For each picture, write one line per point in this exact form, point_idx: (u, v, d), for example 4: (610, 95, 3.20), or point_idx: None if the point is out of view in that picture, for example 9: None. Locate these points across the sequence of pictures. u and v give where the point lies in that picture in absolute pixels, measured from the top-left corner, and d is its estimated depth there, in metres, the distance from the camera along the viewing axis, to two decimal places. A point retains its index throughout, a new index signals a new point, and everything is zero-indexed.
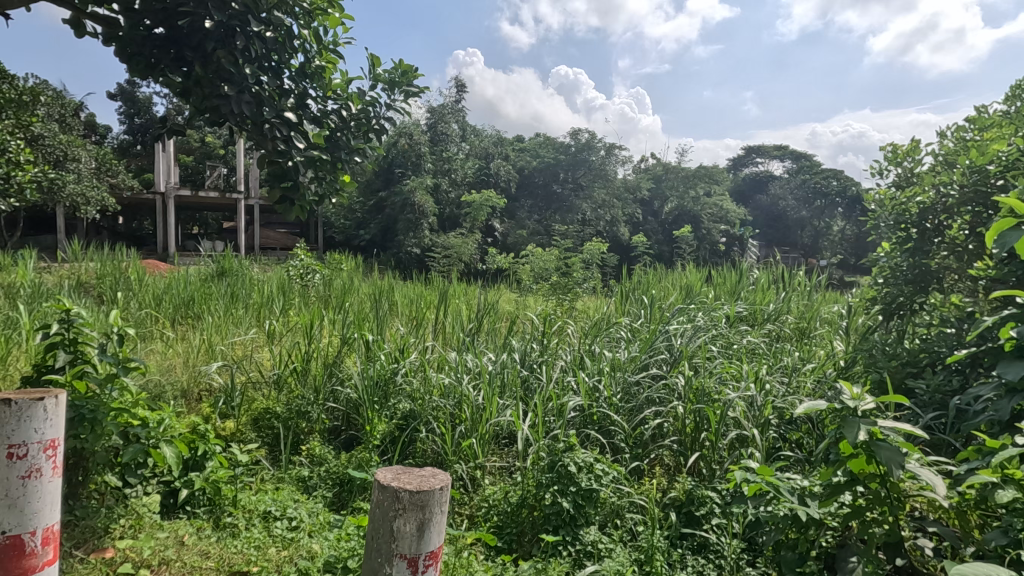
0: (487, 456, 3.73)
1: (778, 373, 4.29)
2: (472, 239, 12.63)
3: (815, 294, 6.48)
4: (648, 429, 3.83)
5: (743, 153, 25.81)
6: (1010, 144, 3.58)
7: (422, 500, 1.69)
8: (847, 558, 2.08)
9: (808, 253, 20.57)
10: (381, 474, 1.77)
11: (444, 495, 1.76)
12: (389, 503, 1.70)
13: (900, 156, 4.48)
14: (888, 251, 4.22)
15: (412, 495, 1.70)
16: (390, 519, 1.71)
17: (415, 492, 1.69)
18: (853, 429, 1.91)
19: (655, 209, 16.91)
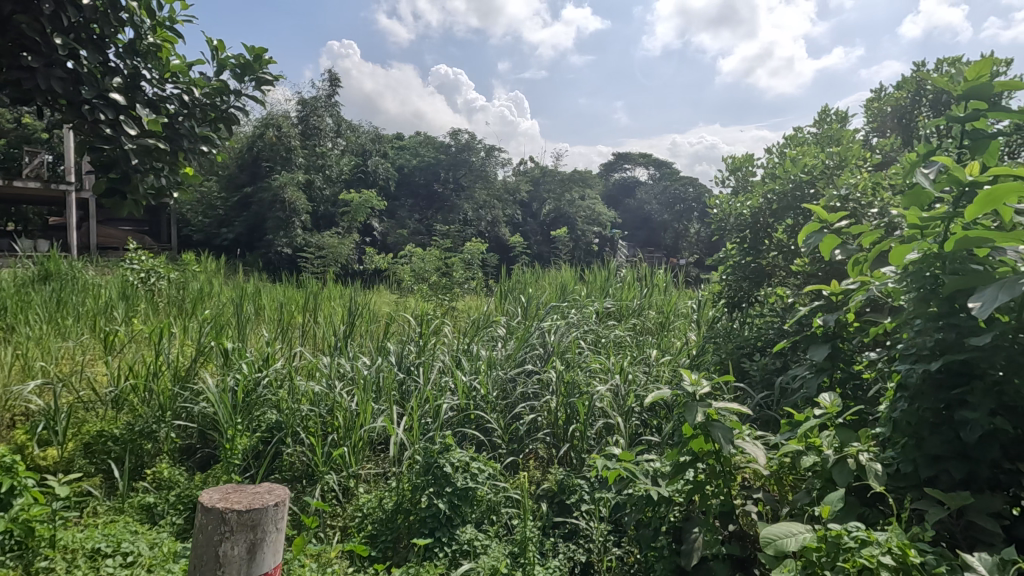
0: (360, 464, 3.58)
1: (640, 364, 4.63)
2: (349, 238, 12.11)
3: (672, 290, 7.10)
4: (523, 425, 3.94)
5: (613, 160, 27.61)
6: (818, 158, 4.19)
7: (252, 519, 1.68)
8: (691, 529, 2.28)
9: (671, 253, 22.51)
10: (207, 497, 1.74)
11: (279, 511, 1.77)
12: (214, 526, 1.66)
13: (738, 165, 5.05)
14: (729, 250, 4.74)
15: (241, 515, 1.68)
16: (215, 543, 1.67)
17: (243, 511, 1.67)
18: (692, 412, 2.12)
19: (534, 210, 17.46)
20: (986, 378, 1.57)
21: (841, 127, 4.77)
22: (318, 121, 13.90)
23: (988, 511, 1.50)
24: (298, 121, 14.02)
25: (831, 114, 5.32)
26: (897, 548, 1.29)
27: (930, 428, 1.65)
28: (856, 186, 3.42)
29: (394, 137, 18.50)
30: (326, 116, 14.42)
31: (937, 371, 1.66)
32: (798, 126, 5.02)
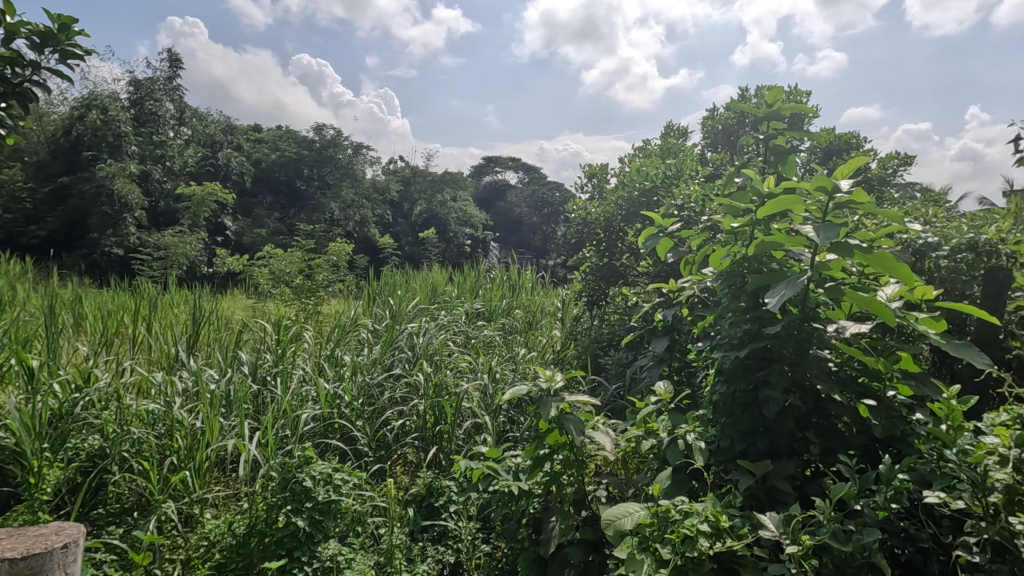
0: (206, 487, 3.24)
1: (507, 363, 4.75)
2: (195, 236, 10.89)
3: (539, 290, 7.39)
4: (390, 430, 3.83)
5: (484, 164, 28.11)
6: (660, 169, 4.64)
7: (31, 567, 1.61)
8: (549, 518, 2.39)
9: (539, 254, 23.49)
10: None
11: (66, 554, 1.71)
12: None
13: (593, 173, 5.42)
14: (587, 252, 5.06)
15: (15, 564, 1.60)
16: None
17: (18, 559, 1.60)
18: (547, 407, 2.23)
19: (405, 210, 17.15)
20: (783, 362, 1.84)
21: (680, 142, 5.32)
22: (154, 108, 12.56)
23: (784, 475, 1.75)
24: (129, 104, 12.34)
25: (673, 129, 5.90)
26: (712, 516, 1.46)
27: (741, 407, 1.90)
28: (691, 194, 3.82)
29: (249, 129, 17.08)
30: (166, 100, 12.87)
31: (745, 357, 1.91)
32: (645, 139, 5.50)
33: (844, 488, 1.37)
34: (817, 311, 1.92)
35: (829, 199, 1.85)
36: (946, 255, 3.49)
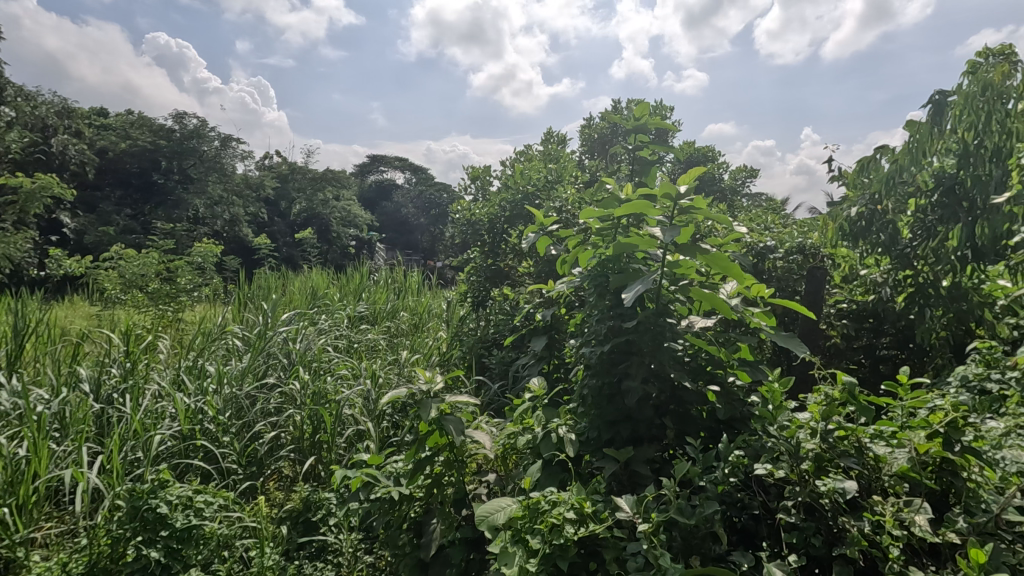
0: (33, 526, 2.78)
1: (391, 367, 4.64)
2: (21, 235, 9.33)
3: (425, 292, 7.32)
4: (263, 444, 3.57)
5: (368, 162, 27.27)
6: (540, 173, 4.83)
7: None
8: (431, 521, 2.36)
9: (427, 255, 23.30)
10: None
11: None
12: None
13: (477, 175, 5.48)
14: (472, 254, 5.10)
15: None
16: None
17: None
18: (426, 409, 2.21)
19: (282, 208, 16.11)
20: (642, 355, 2.00)
21: (559, 148, 5.56)
22: None
23: (644, 460, 1.90)
24: None
25: (553, 136, 6.15)
26: (576, 503, 1.54)
27: (607, 400, 2.03)
28: (568, 199, 4.02)
29: (92, 113, 15.00)
30: None
31: (609, 352, 2.06)
32: (527, 144, 5.68)
33: (688, 467, 1.52)
34: (671, 307, 2.10)
35: (675, 206, 2.06)
36: (781, 256, 4.01)
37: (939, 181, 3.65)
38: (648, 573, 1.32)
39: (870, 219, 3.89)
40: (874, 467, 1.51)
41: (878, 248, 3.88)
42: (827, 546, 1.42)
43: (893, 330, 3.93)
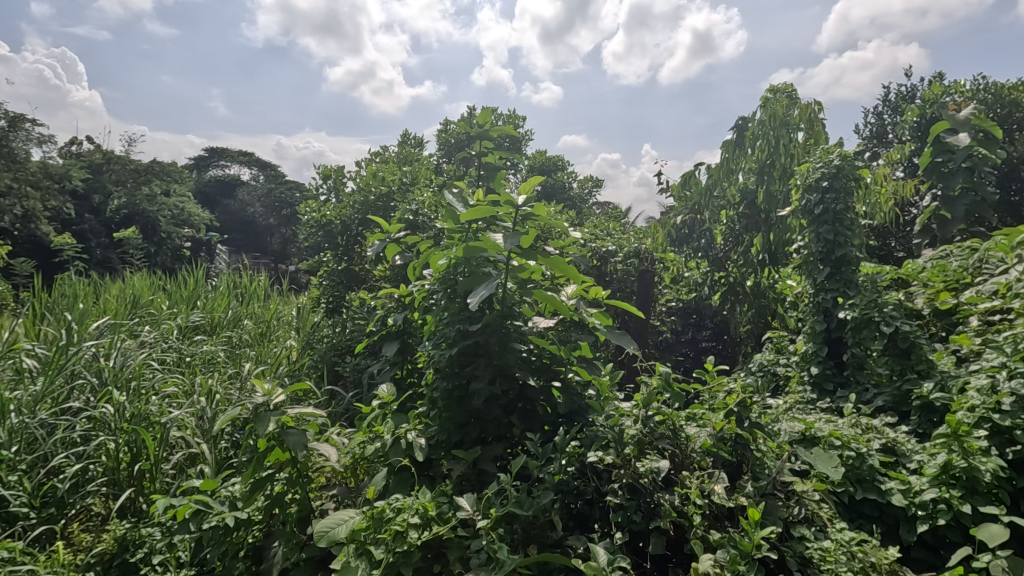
0: None
1: (231, 381, 4.22)
2: None
3: (272, 298, 6.79)
4: (65, 481, 3.01)
5: (206, 155, 24.59)
6: (396, 176, 4.78)
7: None
8: (272, 544, 2.18)
9: (278, 258, 21.69)
10: None
11: None
12: None
13: (329, 174, 5.23)
14: (325, 257, 4.85)
15: None
16: None
17: None
18: (264, 423, 2.04)
19: (94, 204, 13.85)
20: (489, 356, 2.06)
21: (415, 151, 5.52)
22: None
23: (491, 458, 1.96)
24: None
25: (410, 138, 6.09)
26: (421, 507, 1.54)
27: (456, 402, 2.06)
28: (424, 202, 4.01)
29: None
30: None
31: (458, 354, 2.09)
32: (382, 145, 5.55)
33: (526, 460, 1.60)
34: (517, 309, 2.19)
35: (517, 212, 2.14)
36: (621, 260, 4.39)
37: (744, 195, 4.28)
38: (489, 566, 1.36)
39: (692, 226, 4.71)
40: (684, 446, 1.73)
41: (698, 253, 4.53)
42: (646, 521, 1.59)
43: (711, 324, 4.50)
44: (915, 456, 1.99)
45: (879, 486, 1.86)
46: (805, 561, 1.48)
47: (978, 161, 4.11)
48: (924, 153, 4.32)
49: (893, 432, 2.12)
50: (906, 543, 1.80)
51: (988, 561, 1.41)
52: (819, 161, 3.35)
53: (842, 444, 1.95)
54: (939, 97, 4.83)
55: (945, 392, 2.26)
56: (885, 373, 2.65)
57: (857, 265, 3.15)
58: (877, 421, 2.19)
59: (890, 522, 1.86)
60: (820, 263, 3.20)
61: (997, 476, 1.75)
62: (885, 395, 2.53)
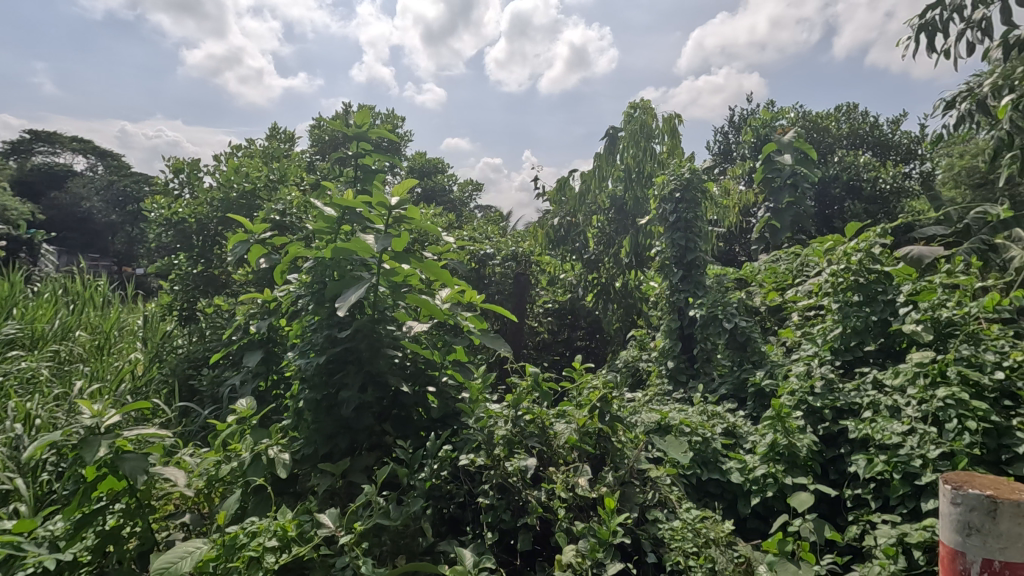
0: None
1: (56, 402, 3.62)
2: None
3: (113, 304, 5.97)
4: None
5: (26, 139, 21.05)
6: (262, 173, 4.46)
7: None
8: None
9: (122, 260, 19.16)
10: None
11: None
12: None
13: (182, 167, 4.72)
14: (177, 258, 4.37)
15: None
16: None
17: None
18: (92, 449, 1.77)
19: None
20: (358, 363, 1.98)
21: (284, 146, 5.19)
22: None
23: (362, 468, 1.89)
24: None
25: (279, 132, 5.71)
26: (280, 528, 1.44)
27: (323, 413, 1.96)
28: (292, 201, 3.77)
29: None
30: None
31: (325, 362, 1.98)
32: (246, 137, 5.14)
33: (394, 469, 1.57)
34: (387, 314, 2.13)
35: (388, 214, 2.08)
36: (499, 263, 4.47)
37: (613, 202, 4.57)
38: None
39: (567, 228, 4.84)
40: (551, 443, 1.80)
41: (572, 256, 4.75)
42: (514, 519, 1.63)
43: (584, 325, 4.75)
44: (749, 437, 2.25)
45: (721, 466, 2.08)
46: (658, 541, 1.62)
47: (800, 178, 4.78)
48: (759, 169, 4.94)
49: (733, 417, 2.39)
50: (742, 515, 2.02)
51: (802, 525, 1.63)
52: (673, 173, 3.67)
53: (690, 431, 2.15)
54: (770, 122, 5.55)
55: (773, 379, 2.59)
56: (727, 365, 2.98)
57: (706, 268, 3.51)
58: (720, 407, 2.45)
59: (730, 498, 2.08)
60: (675, 266, 3.52)
61: (811, 450, 2.04)
62: (727, 384, 2.84)
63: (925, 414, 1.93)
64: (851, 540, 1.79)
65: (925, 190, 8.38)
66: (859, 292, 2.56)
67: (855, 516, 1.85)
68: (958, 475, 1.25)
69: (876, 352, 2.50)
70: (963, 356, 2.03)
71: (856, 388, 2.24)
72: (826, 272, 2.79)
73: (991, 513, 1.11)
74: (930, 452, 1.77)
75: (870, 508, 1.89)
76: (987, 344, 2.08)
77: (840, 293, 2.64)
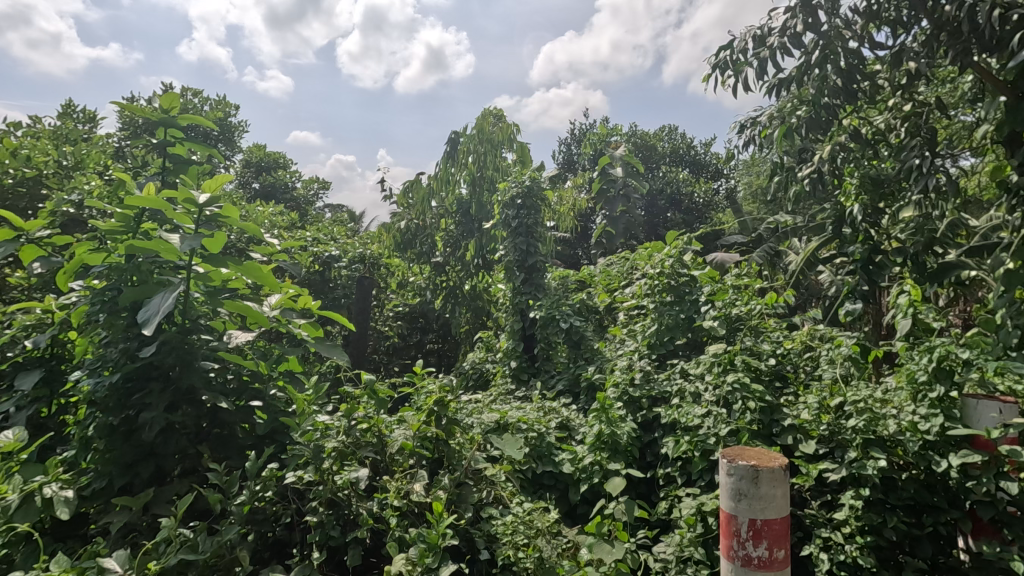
0: None
1: None
2: None
3: None
4: None
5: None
6: (50, 158, 3.76)
7: None
8: None
9: None
10: None
11: None
12: None
13: None
14: None
15: None
16: None
17: None
18: None
19: None
20: (164, 379, 1.76)
21: (82, 128, 4.44)
22: None
23: (168, 499, 1.68)
24: None
25: (76, 110, 4.88)
26: None
27: (121, 438, 1.71)
28: (89, 192, 3.23)
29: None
30: None
31: (122, 381, 1.73)
32: (29, 114, 4.30)
33: (204, 496, 1.42)
34: (201, 323, 1.91)
35: (200, 213, 1.85)
36: (344, 265, 4.29)
37: (460, 206, 4.63)
38: None
39: (414, 231, 4.76)
40: (386, 451, 1.77)
41: (420, 258, 4.72)
42: (343, 534, 1.57)
43: (436, 327, 4.75)
44: (580, 429, 2.42)
45: (554, 458, 2.21)
46: (491, 538, 1.67)
47: (631, 189, 5.26)
48: (596, 180, 5.34)
49: (567, 411, 2.55)
50: (573, 503, 2.16)
51: (615, 506, 1.78)
52: (514, 180, 3.83)
53: (526, 427, 2.25)
54: (606, 136, 6.05)
55: (602, 374, 2.82)
56: (563, 362, 3.19)
57: (546, 271, 3.71)
58: (556, 403, 2.60)
59: (562, 488, 2.21)
60: (517, 269, 3.67)
61: (631, 437, 2.25)
62: (563, 380, 3.03)
63: (718, 398, 2.24)
64: (661, 514, 2.02)
65: (729, 204, 9.76)
66: (671, 292, 2.93)
67: (665, 493, 2.08)
68: (734, 450, 1.47)
69: (684, 345, 2.84)
70: (747, 346, 2.40)
71: (668, 378, 2.53)
72: (646, 275, 3.11)
73: (754, 478, 1.32)
74: (721, 430, 2.07)
75: (677, 483, 2.14)
76: (764, 336, 2.49)
77: (657, 294, 2.96)
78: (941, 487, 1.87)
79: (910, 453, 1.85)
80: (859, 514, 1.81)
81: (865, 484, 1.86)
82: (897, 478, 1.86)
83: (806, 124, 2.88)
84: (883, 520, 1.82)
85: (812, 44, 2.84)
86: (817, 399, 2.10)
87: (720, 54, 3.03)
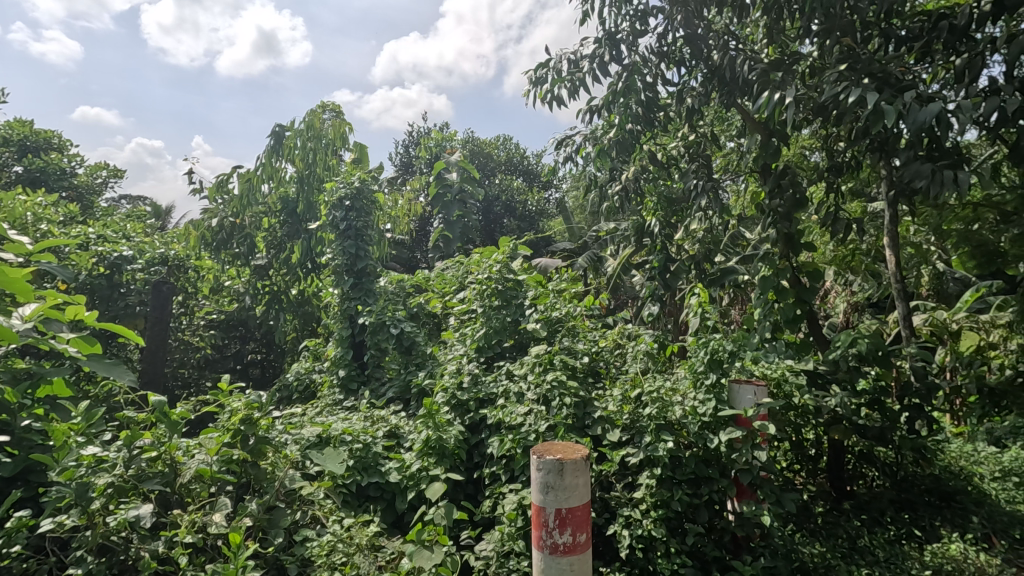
0: None
1: None
2: None
3: None
4: None
5: None
6: None
7: None
8: None
9: None
10: None
11: None
12: None
13: None
14: None
15: None
16: None
17: None
18: None
19: None
20: None
21: None
22: None
23: None
24: None
25: None
26: None
27: None
28: None
29: None
30: None
31: None
32: None
33: None
34: None
35: None
36: (140, 268, 3.71)
37: (284, 204, 4.29)
38: None
39: (228, 230, 4.27)
40: (177, 481, 1.59)
41: (237, 260, 4.28)
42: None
43: (257, 336, 4.42)
44: (409, 436, 2.38)
45: (380, 468, 2.15)
46: (305, 562, 1.58)
47: (467, 194, 5.36)
48: (432, 184, 5.34)
49: (396, 419, 2.50)
50: (399, 512, 2.12)
51: (434, 512, 1.78)
52: (342, 181, 3.67)
53: (350, 439, 2.17)
54: (442, 141, 6.07)
55: (432, 379, 2.83)
56: (394, 369, 3.13)
57: (378, 276, 3.62)
58: (384, 411, 2.53)
59: (388, 498, 2.16)
60: (345, 274, 3.52)
61: (459, 440, 2.26)
62: (394, 387, 2.98)
63: (540, 396, 2.38)
64: (486, 513, 2.09)
65: (559, 213, 10.48)
66: (499, 297, 3.05)
67: (490, 492, 2.16)
68: (545, 445, 1.57)
69: (511, 348, 2.97)
70: (564, 346, 2.59)
71: (495, 379, 2.62)
72: (476, 280, 3.18)
73: (560, 471, 1.43)
74: (540, 426, 2.20)
75: (501, 481, 2.23)
76: (580, 336, 2.71)
77: (486, 298, 3.06)
78: (715, 459, 2.18)
79: (691, 433, 2.14)
80: (653, 491, 2.07)
81: (657, 465, 2.12)
82: (681, 455, 2.14)
83: (616, 144, 3.20)
84: (671, 494, 2.09)
85: (618, 73, 3.15)
86: (621, 392, 2.33)
87: (538, 71, 3.23)
